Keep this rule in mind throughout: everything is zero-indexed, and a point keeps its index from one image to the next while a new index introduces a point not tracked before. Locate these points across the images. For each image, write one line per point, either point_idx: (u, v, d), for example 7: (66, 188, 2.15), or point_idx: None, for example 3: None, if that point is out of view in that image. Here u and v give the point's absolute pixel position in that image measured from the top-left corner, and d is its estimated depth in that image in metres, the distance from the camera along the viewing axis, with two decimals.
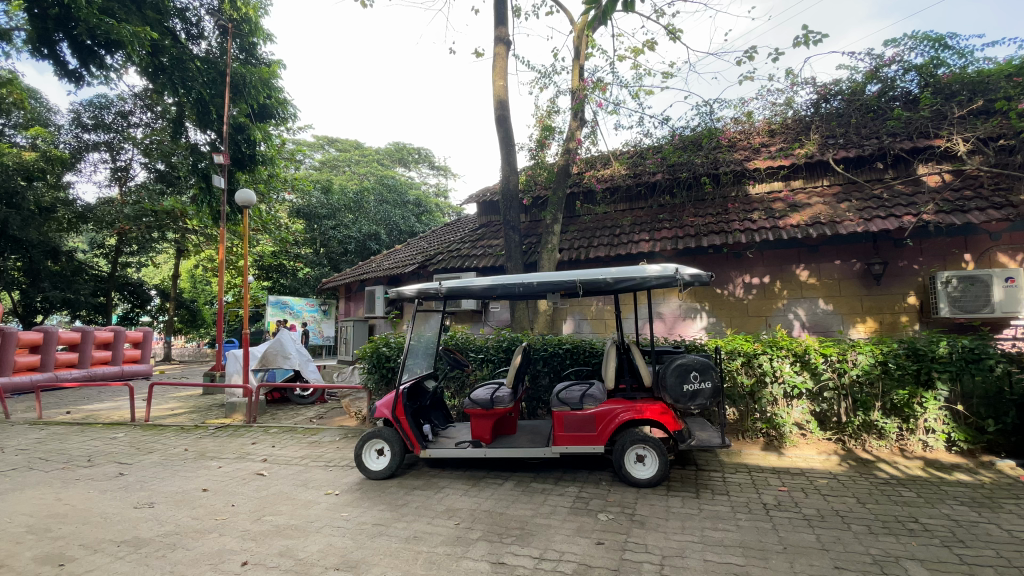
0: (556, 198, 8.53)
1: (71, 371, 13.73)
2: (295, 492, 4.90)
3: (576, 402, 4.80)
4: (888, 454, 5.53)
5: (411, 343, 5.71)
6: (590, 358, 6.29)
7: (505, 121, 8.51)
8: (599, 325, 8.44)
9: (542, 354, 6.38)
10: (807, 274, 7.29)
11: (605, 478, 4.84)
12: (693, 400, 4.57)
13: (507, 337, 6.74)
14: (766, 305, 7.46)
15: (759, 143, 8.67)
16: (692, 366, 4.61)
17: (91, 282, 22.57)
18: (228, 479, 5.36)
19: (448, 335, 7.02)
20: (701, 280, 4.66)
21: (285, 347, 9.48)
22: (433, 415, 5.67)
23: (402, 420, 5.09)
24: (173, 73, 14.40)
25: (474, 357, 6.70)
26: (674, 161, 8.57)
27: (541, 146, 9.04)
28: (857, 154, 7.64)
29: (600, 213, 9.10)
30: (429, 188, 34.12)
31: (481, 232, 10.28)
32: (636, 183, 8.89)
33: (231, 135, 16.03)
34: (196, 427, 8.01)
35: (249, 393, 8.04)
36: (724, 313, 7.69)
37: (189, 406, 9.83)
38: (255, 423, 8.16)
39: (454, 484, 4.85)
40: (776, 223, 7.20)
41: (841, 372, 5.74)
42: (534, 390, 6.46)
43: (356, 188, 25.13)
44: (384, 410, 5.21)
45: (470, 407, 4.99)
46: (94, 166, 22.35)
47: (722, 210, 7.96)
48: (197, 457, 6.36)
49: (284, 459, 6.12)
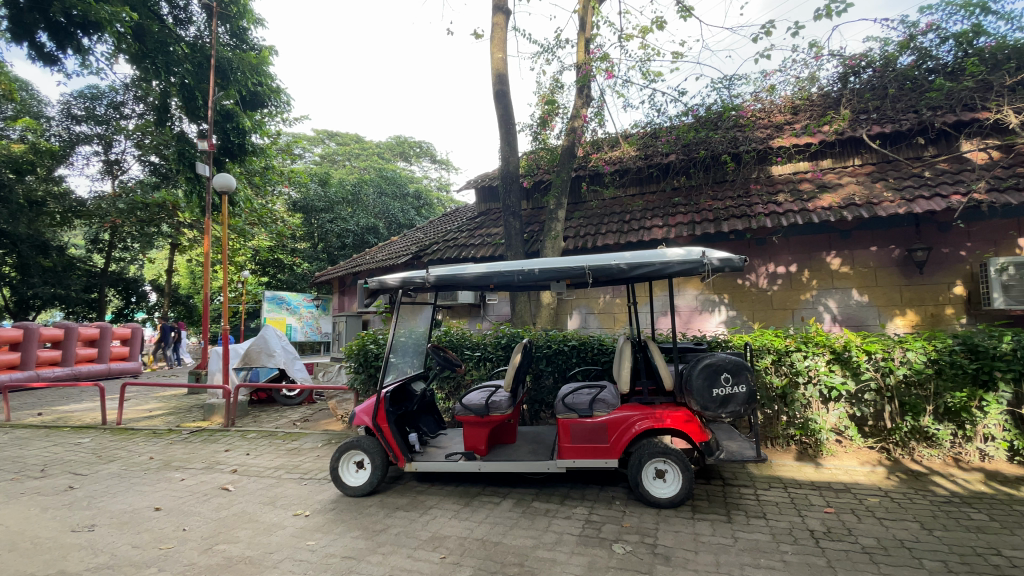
0: (561, 181, 7.85)
1: (55, 369, 13.16)
2: (260, 512, 4.24)
3: (585, 408, 4.10)
4: (941, 466, 4.85)
5: (395, 339, 4.93)
6: (599, 356, 5.60)
7: (504, 97, 7.80)
8: (607, 320, 7.76)
9: (545, 352, 5.70)
10: (839, 261, 6.58)
11: (619, 496, 4.17)
12: (725, 406, 3.77)
13: (506, 333, 6.05)
14: (792, 297, 6.76)
15: (782, 120, 7.93)
16: (723, 367, 3.79)
17: (83, 277, 22.04)
18: (188, 496, 4.71)
19: (442, 331, 6.34)
20: (733, 265, 3.90)
21: (269, 344, 8.82)
22: (423, 419, 5.01)
23: (384, 428, 4.43)
24: (157, 57, 13.55)
25: (470, 355, 6.03)
26: (688, 139, 7.85)
27: (542, 126, 8.31)
28: (894, 129, 6.90)
29: (608, 198, 8.40)
30: (431, 181, 33.46)
31: (479, 221, 9.58)
32: (647, 165, 8.13)
33: (220, 124, 15.27)
34: (170, 431, 7.38)
35: (228, 394, 7.39)
36: (746, 306, 6.98)
37: (169, 408, 9.21)
38: (235, 426, 7.53)
39: (443, 503, 4.18)
40: (804, 205, 6.50)
41: (887, 372, 5.02)
42: (536, 392, 5.79)
43: (354, 180, 24.55)
44: (363, 417, 4.53)
45: (462, 414, 4.29)
46: (86, 160, 21.72)
47: (743, 192, 7.23)
48: (161, 467, 5.71)
49: (256, 470, 5.47)
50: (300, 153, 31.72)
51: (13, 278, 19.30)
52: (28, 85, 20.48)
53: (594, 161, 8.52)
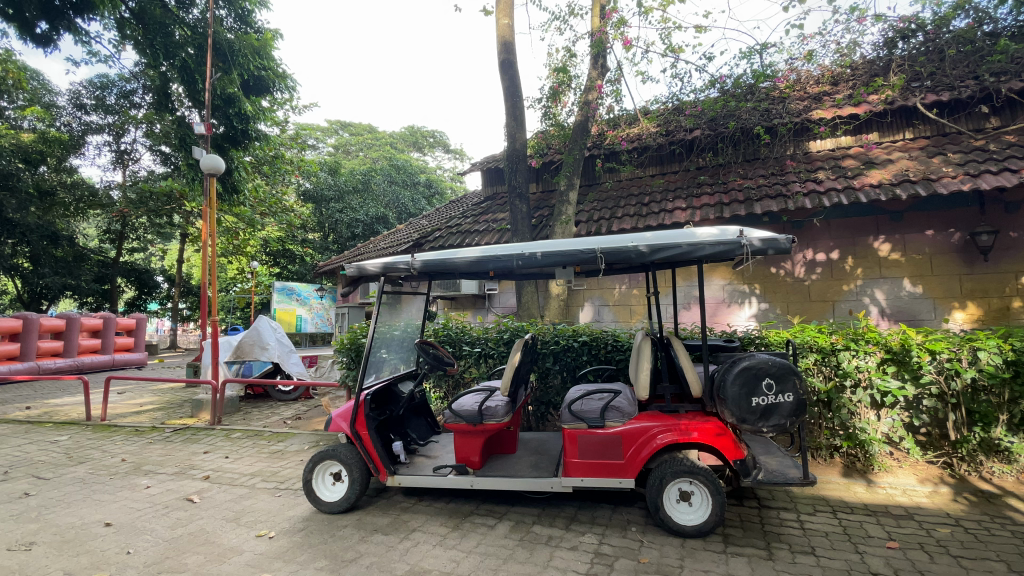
0: (574, 162, 7.17)
1: (56, 360, 12.91)
2: (220, 530, 3.69)
3: (596, 417, 3.45)
4: (1017, 486, 4.11)
5: (379, 333, 4.28)
6: (612, 354, 4.93)
7: (510, 66, 7.11)
8: (623, 313, 7.07)
9: (551, 348, 5.06)
10: (888, 247, 5.81)
11: (635, 520, 3.53)
12: (766, 418, 3.08)
13: (509, 327, 5.42)
14: (833, 288, 6.00)
15: (821, 91, 7.11)
16: (764, 372, 3.10)
17: (95, 268, 21.90)
18: (146, 509, 4.19)
19: (439, 324, 5.74)
20: (779, 247, 3.19)
21: (262, 337, 8.27)
22: (413, 423, 4.39)
23: (363, 436, 3.84)
24: (155, 39, 12.93)
25: (469, 351, 5.43)
26: (715, 113, 7.09)
27: (553, 100, 7.61)
28: (952, 97, 6.07)
29: (625, 179, 7.67)
30: (444, 171, 32.86)
31: (485, 206, 8.92)
32: (668, 142, 7.37)
33: (221, 108, 14.21)
34: (153, 429, 6.92)
35: (214, 390, 6.89)
36: (780, 298, 6.24)
37: (161, 402, 8.78)
38: (222, 423, 7.04)
39: (429, 525, 3.59)
40: (849, 183, 5.74)
41: (952, 375, 4.27)
42: (542, 393, 5.16)
43: (364, 169, 24.06)
44: (340, 423, 3.94)
45: (451, 422, 3.66)
46: (97, 149, 21.43)
47: (778, 170, 6.47)
48: (130, 472, 5.21)
49: (230, 476, 4.94)
50: (312, 144, 31.29)
51: (25, 269, 19.19)
52: (39, 73, 20.22)
53: (610, 139, 7.78)
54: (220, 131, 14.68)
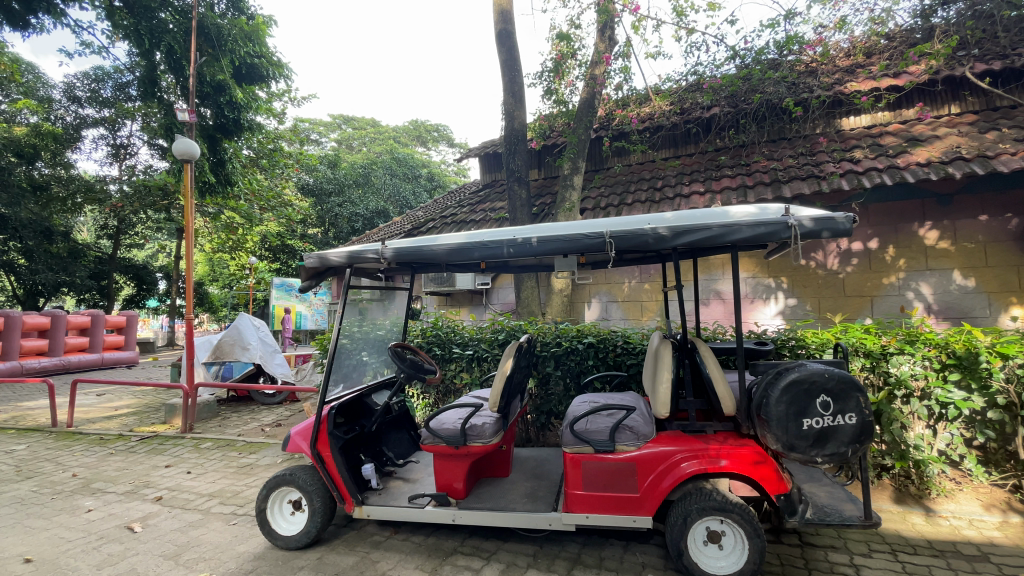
0: (579, 143, 6.50)
1: (41, 359, 12.39)
2: (154, 571, 3.09)
3: (604, 439, 2.80)
4: None
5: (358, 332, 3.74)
6: (622, 357, 4.28)
7: (508, 37, 6.47)
8: (633, 310, 6.42)
9: (552, 351, 4.41)
10: (935, 235, 5.12)
11: (652, 564, 2.89)
12: (820, 446, 2.43)
13: (506, 327, 4.78)
14: (871, 281, 5.32)
15: (854, 63, 6.40)
16: (817, 387, 2.44)
17: (91, 264, 21.40)
18: (79, 540, 3.59)
19: (427, 323, 5.13)
20: (835, 228, 2.53)
21: (243, 336, 7.67)
22: (392, 439, 3.76)
23: (326, 458, 3.23)
24: (139, 23, 12.23)
25: (460, 354, 4.79)
26: (735, 88, 6.39)
27: (557, 77, 6.95)
28: (1007, 65, 5.36)
29: (636, 163, 6.99)
30: (448, 164, 32.18)
31: (484, 194, 8.29)
32: (684, 121, 6.68)
33: (212, 97, 13.53)
34: (119, 438, 6.34)
35: (185, 394, 6.31)
36: (810, 293, 5.55)
37: (137, 406, 8.22)
38: (195, 431, 6.46)
39: (402, 567, 2.97)
40: (892, 161, 5.06)
41: None
42: (542, 402, 4.52)
43: (364, 162, 23.44)
44: (300, 443, 3.31)
45: (428, 443, 3.01)
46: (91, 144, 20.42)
47: (807, 150, 5.79)
48: (78, 490, 4.62)
49: (186, 497, 4.34)
50: (314, 139, 30.67)
51: (18, 265, 18.65)
52: (31, 65, 19.39)
53: (619, 118, 7.09)
54: (210, 120, 13.97)
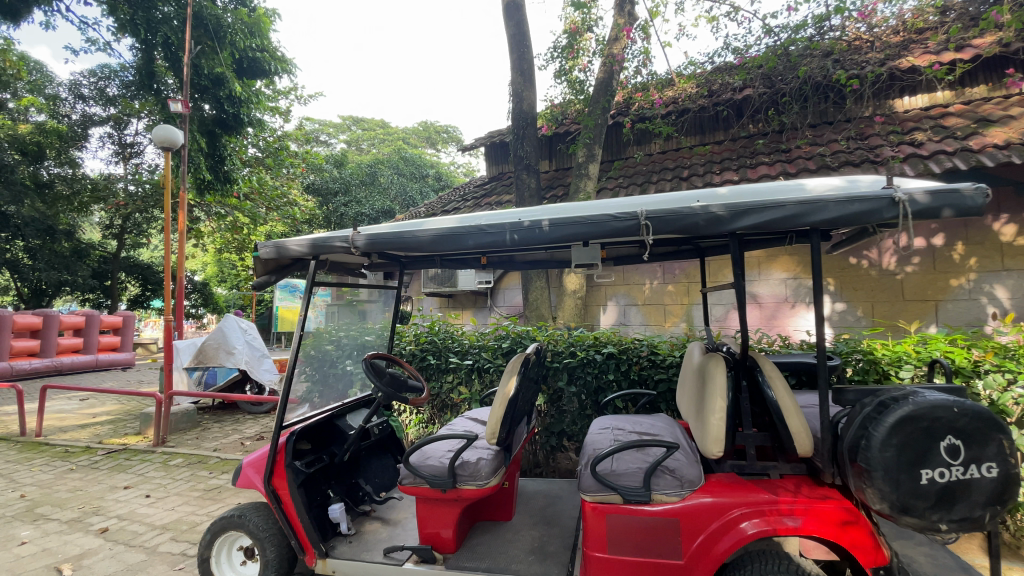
0: (596, 127, 5.83)
1: (30, 361, 11.87)
2: None
3: (636, 485, 2.13)
4: None
5: (342, 331, 3.14)
6: (647, 371, 3.60)
7: (518, 9, 5.81)
8: (655, 314, 5.73)
9: (565, 363, 3.73)
10: (1013, 230, 4.40)
11: None
12: (945, 508, 1.77)
13: (512, 334, 4.11)
14: (934, 283, 4.60)
15: (906, 39, 5.68)
16: (941, 426, 1.78)
17: (94, 266, 19.87)
18: None
19: (421, 328, 4.49)
20: (962, 206, 1.84)
21: (228, 339, 7.04)
22: (371, 469, 3.10)
23: (284, 497, 2.58)
24: (136, 11, 11.69)
25: (458, 364, 4.13)
26: (771, 66, 5.71)
27: (571, 58, 6.26)
28: None
29: (658, 152, 6.30)
30: (457, 166, 31.54)
31: (489, 187, 7.65)
32: (712, 103, 6.01)
33: (211, 91, 12.81)
34: (86, 451, 5.74)
35: (158, 403, 5.69)
36: (863, 297, 4.82)
37: (116, 414, 7.64)
38: (169, 444, 5.85)
39: None
40: (964, 144, 4.35)
41: None
42: (553, 422, 3.85)
43: (370, 162, 22.91)
44: (252, 477, 2.66)
45: (409, 486, 2.36)
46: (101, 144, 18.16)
47: (855, 134, 5.09)
48: (17, 516, 4.00)
49: (135, 529, 3.71)
50: (323, 140, 30.26)
51: (21, 263, 16.86)
52: (37, 59, 17.51)
53: (640, 102, 6.41)
54: (209, 114, 13.22)
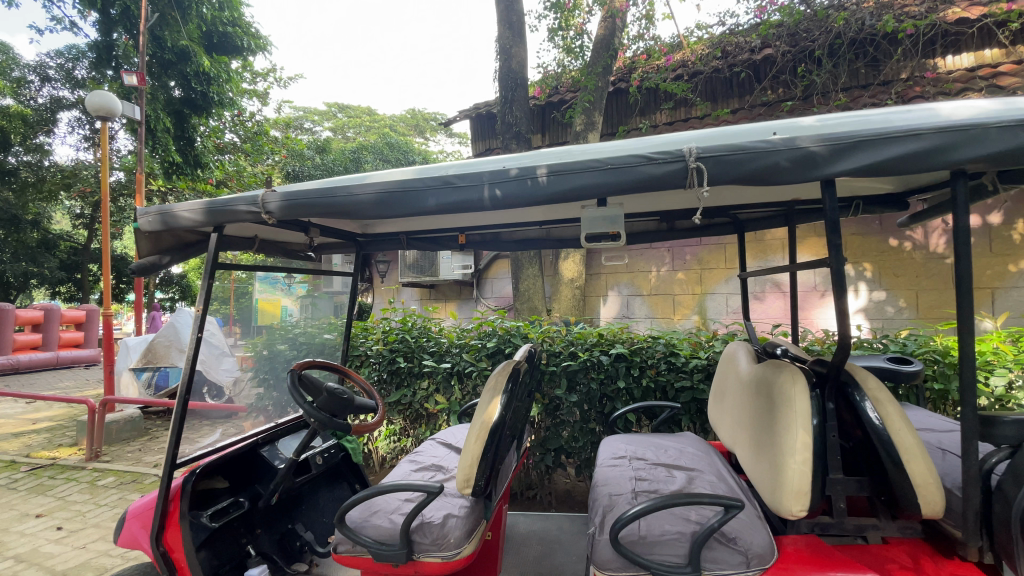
0: (595, 90, 5.08)
1: None
2: None
3: (674, 559, 1.43)
4: None
5: (284, 327, 2.46)
6: (663, 378, 2.90)
7: None
8: (662, 306, 5.06)
9: (563, 366, 3.02)
10: None
11: None
12: None
13: (498, 333, 3.38)
14: (990, 268, 3.97)
15: None
16: None
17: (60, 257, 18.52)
18: None
19: (391, 324, 3.76)
20: None
21: (181, 336, 6.21)
22: (314, 508, 2.38)
23: (178, 562, 1.86)
24: None
25: (433, 368, 3.40)
26: (795, 21, 5.00)
27: (570, 14, 5.47)
28: None
29: (665, 123, 5.59)
30: (445, 154, 30.60)
31: None
32: (727, 65, 5.31)
33: (177, 66, 11.68)
34: (8, 467, 4.94)
35: (91, 411, 4.90)
36: (905, 286, 4.21)
37: (60, 420, 6.82)
38: (107, 458, 5.07)
39: None
40: None
41: None
42: (547, 439, 3.15)
43: (354, 147, 21.96)
44: (134, 533, 1.93)
45: (344, 556, 1.64)
46: (71, 129, 16.02)
47: (895, 97, 4.41)
48: None
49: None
50: (306, 126, 29.10)
51: None
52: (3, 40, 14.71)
53: (645, 67, 5.68)
54: (177, 94, 12.05)
